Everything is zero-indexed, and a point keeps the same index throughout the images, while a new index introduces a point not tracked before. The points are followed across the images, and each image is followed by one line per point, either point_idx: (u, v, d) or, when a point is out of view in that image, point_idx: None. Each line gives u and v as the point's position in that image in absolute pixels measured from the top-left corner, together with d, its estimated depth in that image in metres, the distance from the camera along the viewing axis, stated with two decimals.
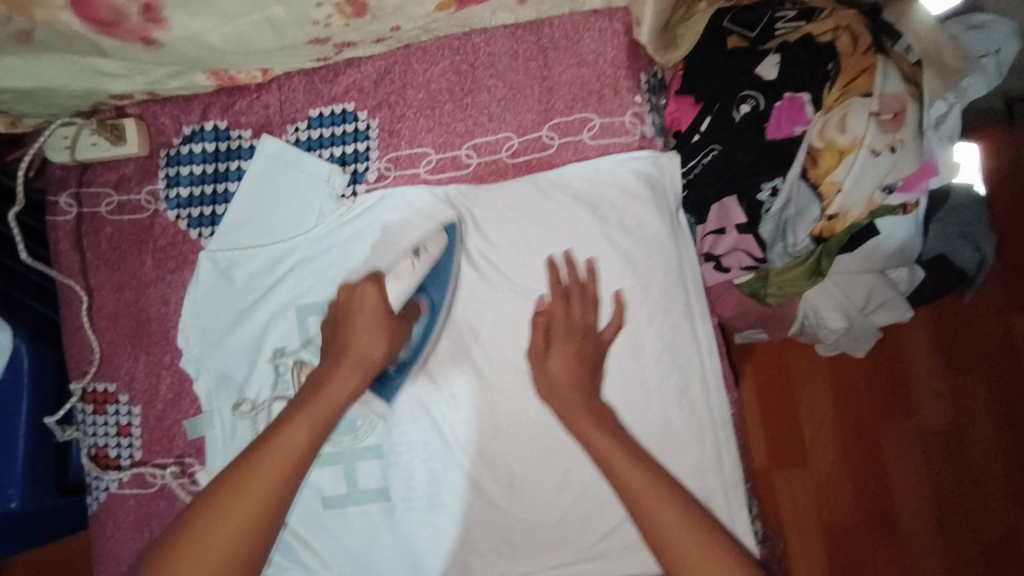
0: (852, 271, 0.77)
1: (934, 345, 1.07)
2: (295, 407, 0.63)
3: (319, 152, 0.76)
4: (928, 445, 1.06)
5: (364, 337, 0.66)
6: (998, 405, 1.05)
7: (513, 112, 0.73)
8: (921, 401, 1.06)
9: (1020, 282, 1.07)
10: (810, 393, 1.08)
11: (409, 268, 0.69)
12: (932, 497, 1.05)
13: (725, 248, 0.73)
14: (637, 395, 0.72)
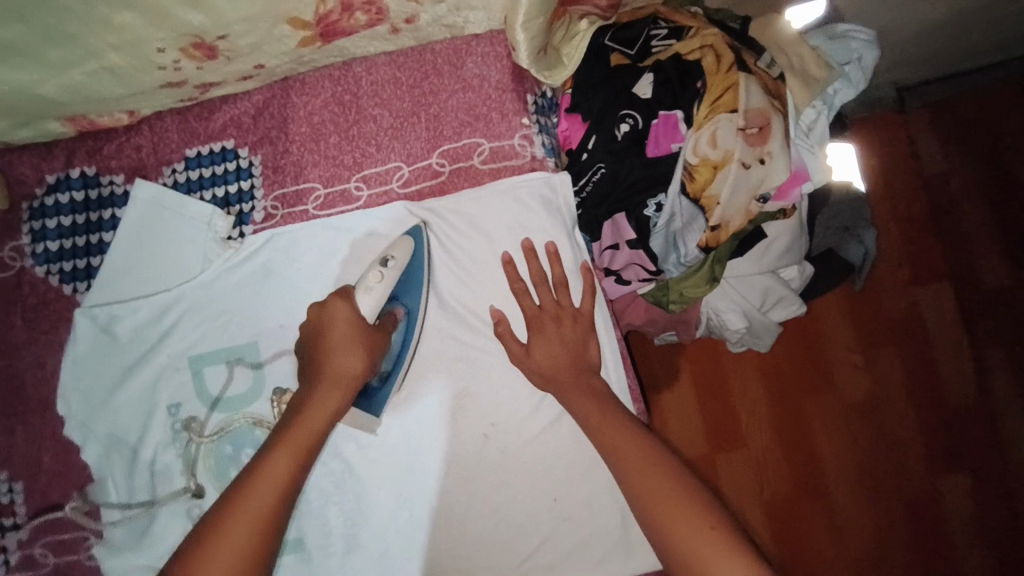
0: (746, 273, 0.80)
1: (850, 322, 1.14)
2: (272, 441, 0.60)
3: (201, 193, 0.72)
4: (852, 417, 1.13)
5: (339, 353, 0.63)
6: (910, 373, 1.13)
7: (401, 141, 0.72)
8: (842, 376, 1.13)
9: (923, 258, 1.14)
10: (738, 377, 1.14)
11: (379, 277, 0.65)
12: (859, 465, 1.12)
13: (621, 263, 0.74)
14: (549, 412, 0.71)
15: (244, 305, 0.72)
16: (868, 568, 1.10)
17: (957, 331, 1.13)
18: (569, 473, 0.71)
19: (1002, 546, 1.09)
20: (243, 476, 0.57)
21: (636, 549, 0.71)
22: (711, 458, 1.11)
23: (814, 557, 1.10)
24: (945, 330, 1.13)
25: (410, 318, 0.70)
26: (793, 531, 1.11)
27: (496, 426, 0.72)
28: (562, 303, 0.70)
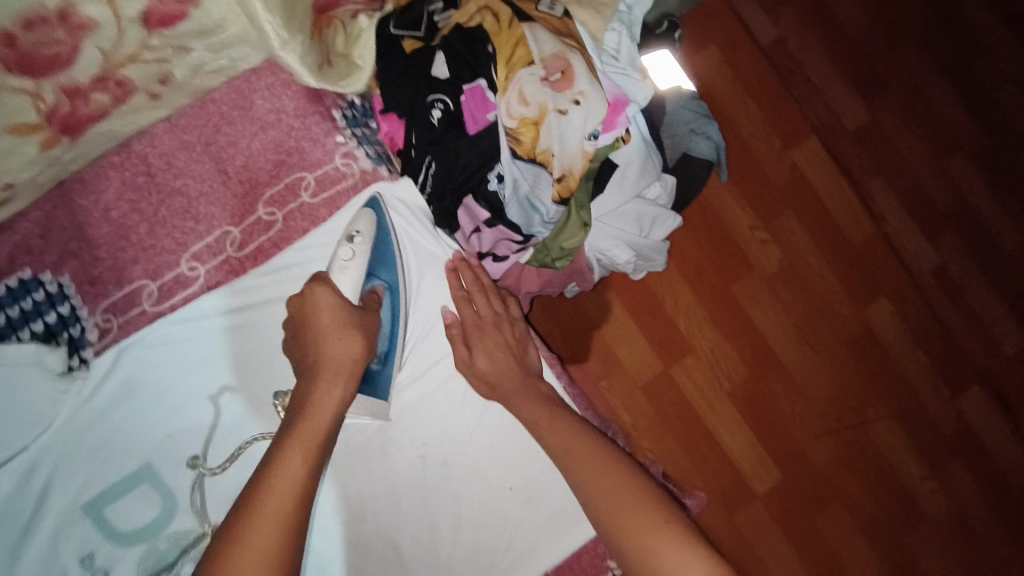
0: (614, 207, 0.79)
1: (744, 201, 1.20)
2: (278, 445, 0.53)
3: (16, 335, 0.62)
4: (777, 286, 1.20)
5: (330, 345, 0.59)
6: (810, 228, 1.22)
7: (218, 204, 0.66)
8: (755, 253, 1.19)
9: (787, 124, 1.22)
10: (665, 290, 1.17)
11: (351, 254, 0.64)
12: (795, 325, 1.19)
13: (489, 243, 0.71)
14: (475, 408, 0.71)
15: (118, 432, 0.65)
16: (833, 410, 1.20)
17: (835, 176, 1.23)
18: (513, 455, 0.71)
19: (929, 343, 1.24)
20: (248, 492, 0.50)
21: None
22: (668, 370, 1.15)
23: (787, 421, 1.18)
24: (828, 177, 1.23)
25: (393, 293, 0.67)
26: (762, 406, 1.17)
27: (431, 439, 0.70)
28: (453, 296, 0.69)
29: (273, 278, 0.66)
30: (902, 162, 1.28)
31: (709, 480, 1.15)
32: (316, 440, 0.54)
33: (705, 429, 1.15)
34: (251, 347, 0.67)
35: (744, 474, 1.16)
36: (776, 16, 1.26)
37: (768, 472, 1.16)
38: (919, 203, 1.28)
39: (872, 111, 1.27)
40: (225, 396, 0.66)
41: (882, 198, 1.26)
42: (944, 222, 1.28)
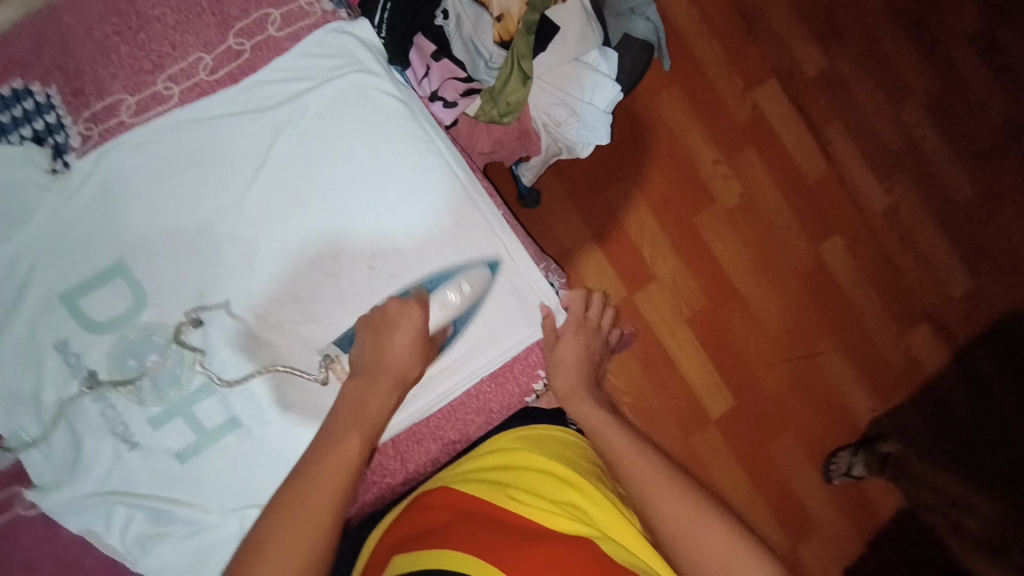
0: (555, 66, 0.86)
1: (705, 137, 1.28)
2: (336, 428, 0.67)
3: (8, 139, 0.71)
4: (736, 220, 1.28)
5: (401, 360, 0.71)
6: (772, 167, 1.30)
7: (193, 33, 0.74)
8: (716, 188, 1.28)
9: (746, 65, 1.30)
10: (628, 209, 1.24)
11: (456, 298, 0.75)
12: (755, 260, 1.28)
13: (438, 80, 0.82)
14: (422, 233, 0.77)
15: (98, 228, 0.73)
16: (786, 338, 1.29)
17: (792, 116, 1.32)
18: (457, 255, 0.77)
19: (880, 281, 1.33)
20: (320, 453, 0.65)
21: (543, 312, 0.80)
22: (632, 298, 1.23)
23: (744, 351, 1.27)
24: (786, 121, 1.31)
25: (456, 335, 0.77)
26: (720, 332, 1.26)
27: (382, 256, 0.77)
28: (407, 124, 0.77)
29: (245, 99, 0.76)
30: (857, 108, 1.34)
31: (659, 393, 1.23)
32: (373, 427, 0.68)
33: (661, 351, 1.24)
34: (243, 169, 0.75)
35: (701, 398, 1.25)
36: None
37: (723, 397, 1.25)
38: (875, 149, 1.35)
39: (830, 60, 1.33)
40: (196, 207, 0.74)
41: (840, 145, 1.34)
42: (898, 168, 1.35)
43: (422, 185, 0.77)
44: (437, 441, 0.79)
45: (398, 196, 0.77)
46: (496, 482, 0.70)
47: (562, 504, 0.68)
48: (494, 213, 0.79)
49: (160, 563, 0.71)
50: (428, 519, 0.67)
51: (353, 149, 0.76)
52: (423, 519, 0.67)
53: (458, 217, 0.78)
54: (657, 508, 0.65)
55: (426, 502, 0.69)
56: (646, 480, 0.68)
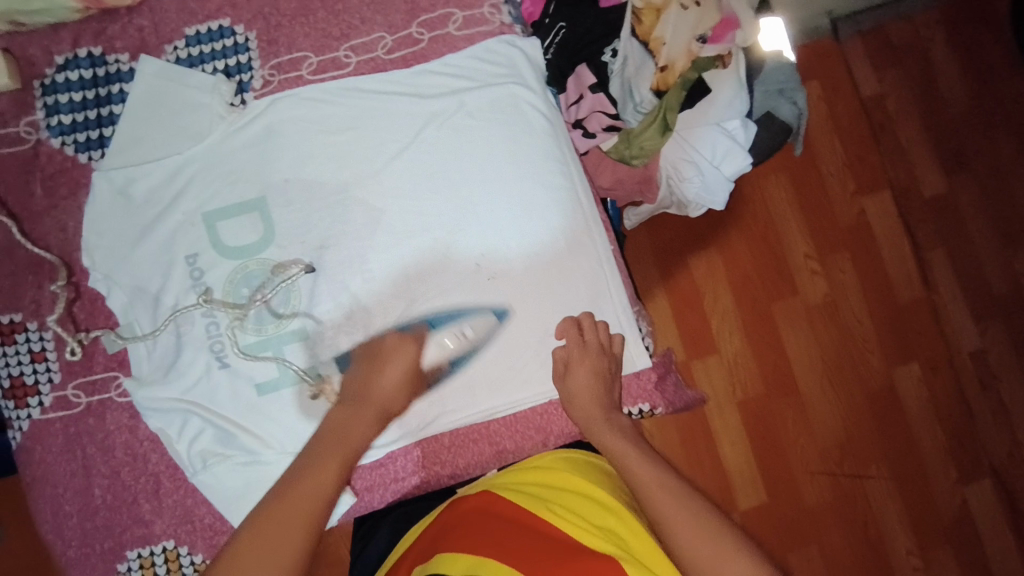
0: (693, 124, 0.86)
1: (806, 229, 1.26)
2: (319, 458, 0.66)
3: (202, 67, 0.80)
4: (814, 318, 1.26)
5: (391, 394, 0.74)
6: (865, 277, 1.27)
7: (382, 14, 0.82)
8: (803, 281, 1.26)
9: (865, 170, 1.28)
10: (712, 278, 1.24)
11: (454, 341, 0.79)
12: (822, 364, 1.25)
13: (586, 111, 0.85)
14: (533, 246, 0.80)
15: (251, 164, 0.79)
16: (836, 452, 1.24)
17: (899, 232, 1.29)
18: (560, 275, 0.80)
19: (948, 421, 1.27)
20: (296, 479, 0.63)
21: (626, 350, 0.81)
22: (690, 364, 1.22)
23: (789, 451, 1.22)
24: (892, 234, 1.28)
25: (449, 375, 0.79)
26: (769, 425, 1.23)
27: (489, 258, 0.80)
28: (548, 143, 0.81)
29: (410, 81, 0.81)
30: (967, 242, 1.31)
31: (694, 469, 1.20)
32: (351, 455, 0.68)
33: (707, 425, 1.21)
34: (386, 144, 0.80)
35: (733, 484, 1.21)
36: (881, 75, 1.30)
37: (756, 490, 1.21)
38: (977, 289, 1.30)
39: (951, 186, 1.31)
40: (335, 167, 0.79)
41: (940, 272, 1.30)
42: (993, 311, 1.30)
43: (546, 202, 0.81)
44: (494, 445, 0.81)
45: (521, 208, 0.80)
46: (541, 494, 0.69)
47: (600, 528, 0.64)
48: (605, 245, 0.82)
49: (215, 480, 0.76)
50: (456, 518, 0.67)
51: (492, 154, 0.81)
52: (456, 522, 0.67)
53: (572, 240, 0.81)
54: (699, 561, 0.57)
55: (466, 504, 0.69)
56: (686, 528, 0.59)
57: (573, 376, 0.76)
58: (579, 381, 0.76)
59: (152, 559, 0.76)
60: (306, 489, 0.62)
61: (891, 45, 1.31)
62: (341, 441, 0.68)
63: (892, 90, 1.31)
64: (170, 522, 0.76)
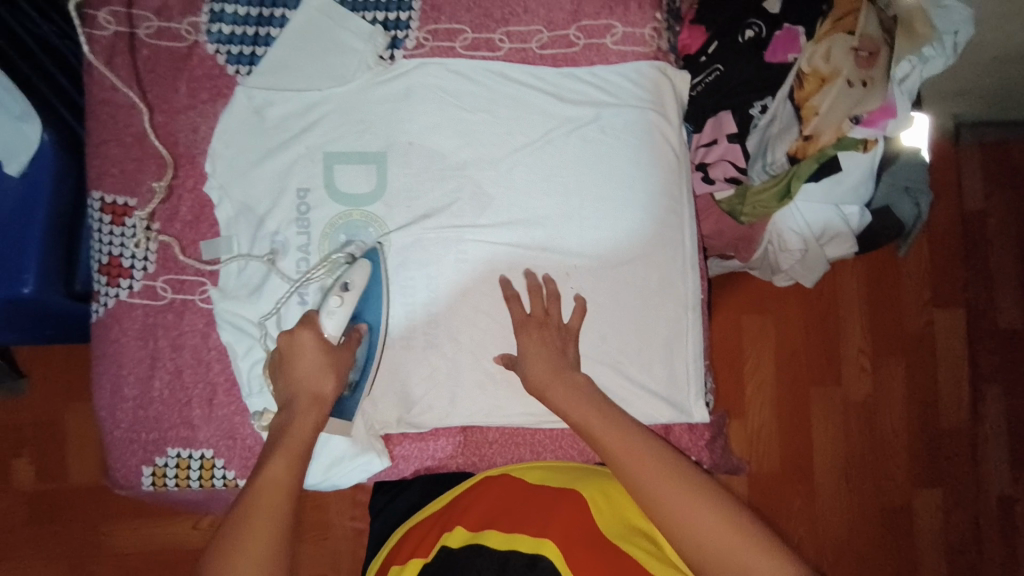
0: (814, 201, 0.87)
1: (868, 327, 1.23)
2: (268, 454, 0.66)
3: (363, 14, 0.82)
4: (849, 413, 1.23)
5: (309, 377, 0.70)
6: (911, 387, 1.24)
7: (546, 9, 0.82)
8: (848, 375, 1.23)
9: (945, 283, 1.24)
10: (766, 347, 1.22)
11: (341, 301, 0.73)
12: (844, 461, 1.22)
13: (714, 157, 0.83)
14: (624, 273, 0.80)
15: (382, 119, 0.81)
16: (832, 549, 1.21)
17: (962, 356, 1.24)
18: (642, 308, 0.80)
19: (954, 557, 1.23)
20: (248, 484, 0.63)
21: (686, 401, 0.80)
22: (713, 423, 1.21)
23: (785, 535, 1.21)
24: (953, 355, 1.24)
25: (372, 331, 0.77)
26: (771, 502, 1.21)
27: (576, 272, 0.80)
28: (668, 179, 0.81)
29: (554, 82, 0.82)
30: None
31: None
32: (300, 450, 0.66)
33: None
34: (513, 138, 0.81)
35: None
36: (994, 191, 1.24)
37: None
38: None
39: None
40: (455, 144, 0.81)
41: (992, 408, 1.24)
42: None
43: (647, 236, 0.80)
44: (534, 454, 0.82)
45: (620, 234, 0.80)
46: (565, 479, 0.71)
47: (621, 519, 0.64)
48: (695, 293, 0.81)
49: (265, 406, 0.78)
50: (488, 493, 0.70)
51: (611, 175, 0.81)
52: (486, 497, 0.70)
53: (665, 279, 0.80)
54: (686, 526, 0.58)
55: (494, 482, 0.72)
56: (633, 451, 0.64)
57: (528, 364, 0.74)
58: (535, 367, 0.74)
59: (188, 463, 0.79)
60: (265, 484, 0.62)
61: (1013, 168, 1.24)
62: (288, 441, 0.66)
63: (1001, 210, 1.24)
64: (213, 434, 0.79)
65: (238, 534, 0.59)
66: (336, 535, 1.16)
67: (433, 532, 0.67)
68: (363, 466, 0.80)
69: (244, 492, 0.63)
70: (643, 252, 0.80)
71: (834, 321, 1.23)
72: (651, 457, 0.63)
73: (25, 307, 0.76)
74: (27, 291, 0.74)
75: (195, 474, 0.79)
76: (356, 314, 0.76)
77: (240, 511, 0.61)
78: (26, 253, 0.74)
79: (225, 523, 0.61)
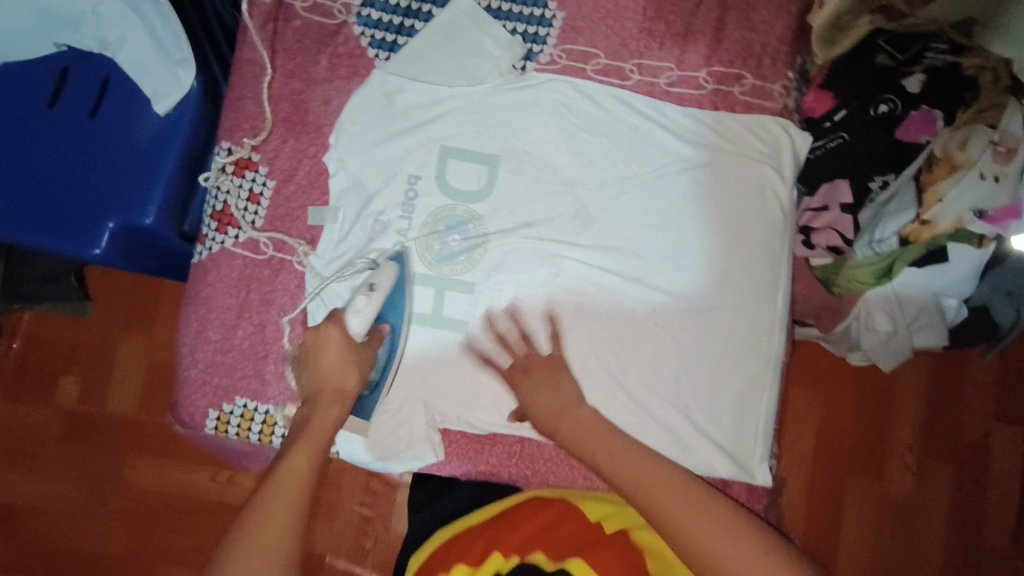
0: (914, 287, 0.85)
1: (920, 425, 1.19)
2: (291, 445, 0.71)
3: (505, 23, 0.85)
4: (885, 510, 1.18)
5: (333, 373, 0.76)
6: (957, 497, 1.18)
7: (680, 49, 0.84)
8: (891, 471, 1.18)
9: (1014, 399, 1.18)
10: (817, 423, 1.19)
11: (365, 301, 0.77)
12: (872, 558, 1.17)
13: (821, 223, 0.82)
14: (709, 319, 0.80)
15: (502, 124, 0.83)
16: None
17: (1017, 476, 1.18)
18: (721, 358, 0.80)
19: None
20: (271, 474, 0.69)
21: (748, 458, 0.79)
22: None
23: None
24: (1007, 473, 1.18)
25: (393, 334, 0.80)
26: None
27: (661, 308, 0.80)
28: (772, 236, 0.81)
29: (676, 120, 0.83)
30: None
31: None
32: (320, 443, 0.72)
33: None
34: (627, 167, 0.82)
35: None
36: None
37: None
38: None
39: None
40: (564, 160, 0.83)
41: None
42: None
43: (739, 287, 0.80)
44: (587, 479, 0.81)
45: (712, 281, 0.81)
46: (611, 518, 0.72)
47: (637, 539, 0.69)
48: (778, 353, 0.81)
49: None
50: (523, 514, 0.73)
51: (715, 223, 0.81)
52: (534, 519, 0.71)
53: (750, 333, 0.80)
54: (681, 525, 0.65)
55: (543, 504, 0.73)
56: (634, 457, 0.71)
57: (531, 400, 0.77)
58: (536, 411, 0.77)
59: (253, 415, 0.82)
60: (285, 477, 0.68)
61: None
62: (312, 433, 0.72)
63: None
64: (282, 393, 0.81)
65: (255, 528, 0.64)
66: (343, 518, 1.15)
67: (484, 543, 0.70)
68: (416, 454, 0.81)
69: (265, 483, 0.68)
70: (731, 302, 0.80)
71: (886, 410, 1.19)
72: (661, 477, 0.69)
73: (142, 237, 0.80)
74: (149, 222, 0.79)
75: (256, 427, 0.82)
76: (380, 314, 0.80)
77: (256, 504, 0.66)
78: (154, 187, 0.79)
79: (251, 502, 0.67)
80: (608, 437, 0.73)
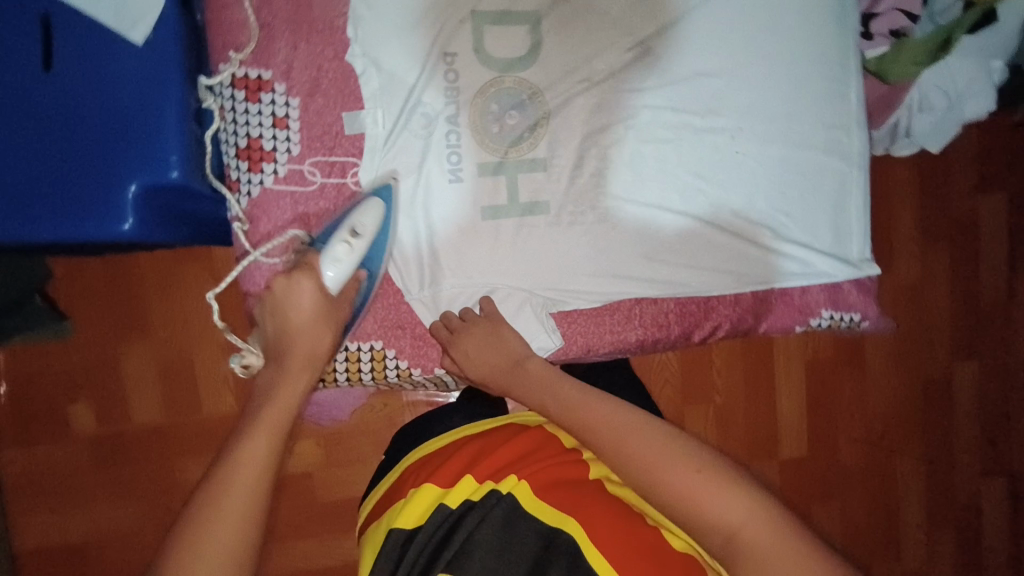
0: (966, 55, 0.84)
1: (920, 213, 1.24)
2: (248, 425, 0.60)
3: None
4: (899, 297, 1.27)
5: (307, 337, 0.68)
6: (962, 270, 1.28)
7: None
8: (902, 262, 1.25)
9: (995, 169, 1.26)
10: None
11: (348, 247, 0.69)
12: (895, 341, 1.28)
13: (884, 7, 0.85)
14: (789, 135, 0.78)
15: None
16: (882, 428, 1.29)
17: (1006, 240, 1.28)
18: (809, 169, 0.79)
19: (987, 423, 1.33)
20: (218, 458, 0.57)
21: (848, 259, 0.82)
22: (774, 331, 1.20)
23: (839, 416, 1.26)
24: (995, 236, 1.28)
25: (370, 280, 0.74)
26: (829, 386, 1.25)
27: (743, 135, 0.77)
28: (842, 28, 0.78)
29: None
30: None
31: (749, 419, 1.22)
32: (283, 421, 0.62)
33: (774, 374, 1.22)
34: None
35: (782, 435, 1.24)
36: None
37: (801, 443, 1.25)
38: None
39: None
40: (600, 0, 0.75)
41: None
42: None
43: (812, 93, 0.78)
44: (693, 327, 0.81)
45: (786, 95, 0.78)
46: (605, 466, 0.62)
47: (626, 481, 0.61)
48: (862, 150, 0.81)
49: (438, 290, 0.76)
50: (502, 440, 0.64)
51: (776, 33, 0.77)
52: (521, 442, 0.63)
53: (832, 136, 0.79)
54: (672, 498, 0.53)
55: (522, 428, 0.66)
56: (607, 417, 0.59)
57: (478, 355, 0.72)
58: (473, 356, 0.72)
59: (359, 357, 0.77)
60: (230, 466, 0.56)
61: None
62: (278, 405, 0.63)
63: None
64: (379, 325, 0.77)
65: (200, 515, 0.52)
66: None
67: (464, 458, 0.62)
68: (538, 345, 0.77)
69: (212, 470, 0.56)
70: (806, 113, 0.78)
71: (888, 202, 1.24)
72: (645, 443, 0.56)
73: (170, 194, 0.68)
74: (175, 176, 0.66)
75: (366, 366, 0.77)
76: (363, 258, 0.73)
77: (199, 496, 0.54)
78: (167, 132, 0.65)
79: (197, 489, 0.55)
80: (592, 404, 0.60)
